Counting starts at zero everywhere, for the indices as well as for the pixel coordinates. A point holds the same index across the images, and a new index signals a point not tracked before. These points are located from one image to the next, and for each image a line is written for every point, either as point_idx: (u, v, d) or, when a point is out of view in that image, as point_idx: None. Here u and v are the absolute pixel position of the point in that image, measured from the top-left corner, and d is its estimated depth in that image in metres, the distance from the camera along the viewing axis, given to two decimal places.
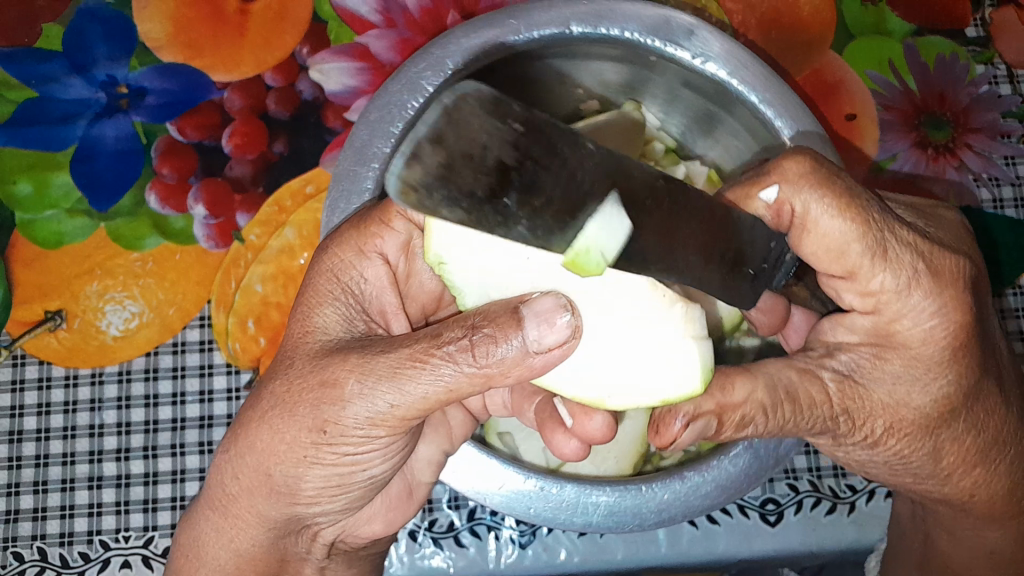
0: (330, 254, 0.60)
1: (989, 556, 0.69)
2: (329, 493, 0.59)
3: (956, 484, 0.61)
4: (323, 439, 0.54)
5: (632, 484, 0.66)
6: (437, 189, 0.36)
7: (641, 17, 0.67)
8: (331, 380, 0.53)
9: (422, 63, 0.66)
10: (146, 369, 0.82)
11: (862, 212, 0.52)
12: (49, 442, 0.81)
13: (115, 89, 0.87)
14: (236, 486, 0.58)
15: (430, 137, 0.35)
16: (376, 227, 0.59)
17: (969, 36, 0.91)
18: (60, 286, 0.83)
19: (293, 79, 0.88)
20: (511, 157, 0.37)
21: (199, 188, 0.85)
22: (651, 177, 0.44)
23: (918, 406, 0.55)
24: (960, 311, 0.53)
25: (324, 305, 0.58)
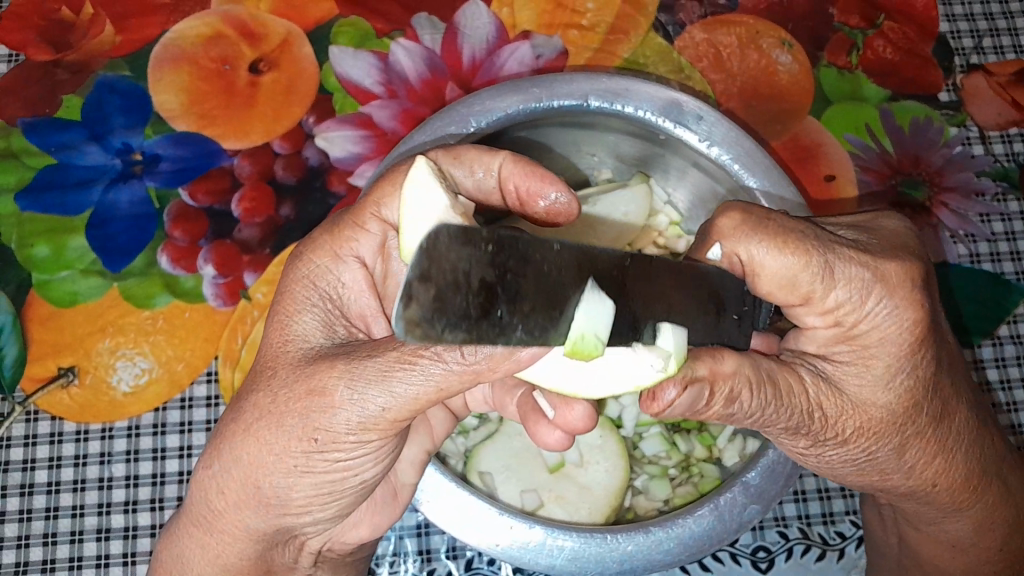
0: (305, 264, 0.64)
1: (954, 547, 0.74)
2: (320, 501, 0.62)
3: (918, 475, 0.66)
4: (314, 447, 0.57)
5: (602, 534, 0.69)
6: (438, 318, 0.38)
7: (655, 99, 0.75)
8: (319, 389, 0.56)
9: (448, 119, 0.73)
10: (154, 424, 0.85)
11: (801, 244, 0.56)
12: (60, 495, 0.83)
13: (130, 156, 0.92)
14: (222, 501, 0.62)
15: (418, 277, 0.38)
16: (352, 232, 0.64)
17: (942, 100, 0.95)
18: (73, 343, 0.86)
19: (299, 146, 0.92)
20: (491, 275, 0.40)
21: (209, 250, 0.89)
22: (612, 262, 0.46)
23: (884, 404, 0.60)
24: (913, 309, 0.58)
25: (302, 313, 0.62)
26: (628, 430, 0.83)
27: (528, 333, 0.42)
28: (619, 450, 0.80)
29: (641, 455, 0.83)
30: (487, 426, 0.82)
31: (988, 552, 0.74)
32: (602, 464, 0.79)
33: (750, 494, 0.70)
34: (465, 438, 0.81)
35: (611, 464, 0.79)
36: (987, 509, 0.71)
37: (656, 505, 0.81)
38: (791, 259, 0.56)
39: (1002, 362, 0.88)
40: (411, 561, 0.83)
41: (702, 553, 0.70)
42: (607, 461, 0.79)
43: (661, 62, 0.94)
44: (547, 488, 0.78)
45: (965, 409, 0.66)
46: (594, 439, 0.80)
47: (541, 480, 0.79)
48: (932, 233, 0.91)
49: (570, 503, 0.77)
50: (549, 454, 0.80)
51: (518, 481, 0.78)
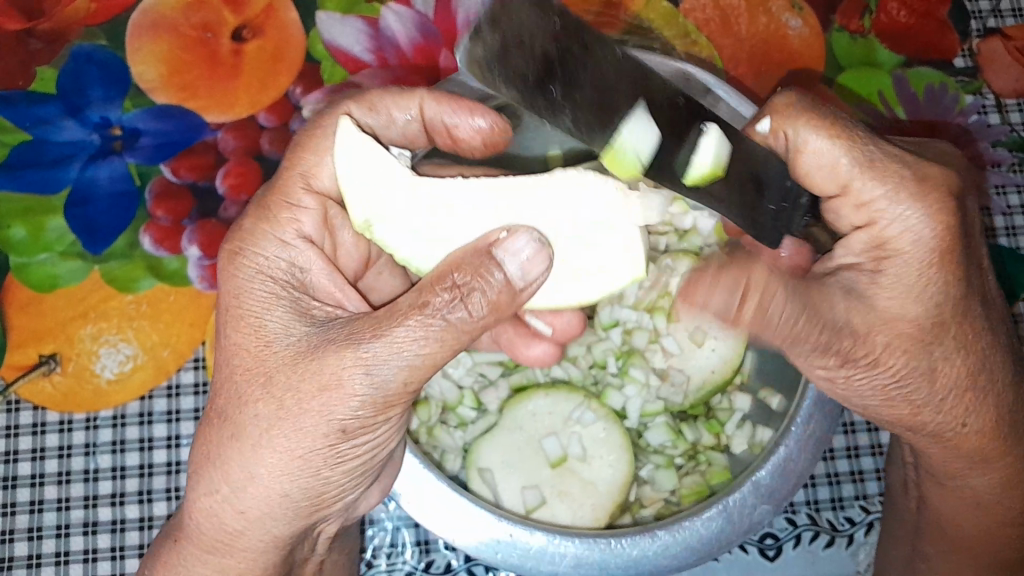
0: (247, 254, 0.61)
1: (977, 505, 0.69)
2: (343, 488, 0.60)
3: (949, 414, 0.61)
4: (341, 438, 0.55)
5: (609, 539, 0.70)
6: (496, 64, 0.46)
7: (661, 71, 0.70)
8: (332, 381, 0.54)
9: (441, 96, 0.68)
10: (140, 413, 0.82)
11: (847, 130, 0.57)
12: (44, 487, 0.80)
13: (109, 131, 0.87)
14: (242, 522, 0.58)
15: (486, 20, 0.45)
16: (288, 214, 0.62)
17: (958, 66, 0.91)
18: (53, 330, 0.83)
19: (287, 119, 0.88)
20: (552, 45, 0.46)
21: (194, 230, 0.85)
22: (675, 92, 0.52)
23: (914, 317, 0.57)
24: (944, 214, 0.56)
25: (269, 310, 0.58)
26: (632, 421, 0.80)
27: (575, 123, 0.48)
28: (624, 442, 0.78)
29: (645, 445, 0.81)
30: (485, 418, 0.80)
31: (1010, 513, 0.69)
32: (607, 458, 0.78)
33: (760, 494, 0.70)
34: (463, 431, 0.80)
35: (614, 460, 0.78)
36: (1017, 464, 0.66)
37: (662, 497, 0.78)
38: (824, 142, 0.57)
39: None
40: (409, 552, 0.81)
41: (712, 555, 0.70)
42: (610, 454, 0.78)
43: (665, 27, 0.90)
44: (550, 483, 0.77)
45: (1002, 350, 0.61)
46: (598, 431, 0.79)
47: (543, 476, 0.77)
48: None
49: (574, 499, 0.76)
50: (550, 449, 0.78)
51: (520, 477, 0.77)
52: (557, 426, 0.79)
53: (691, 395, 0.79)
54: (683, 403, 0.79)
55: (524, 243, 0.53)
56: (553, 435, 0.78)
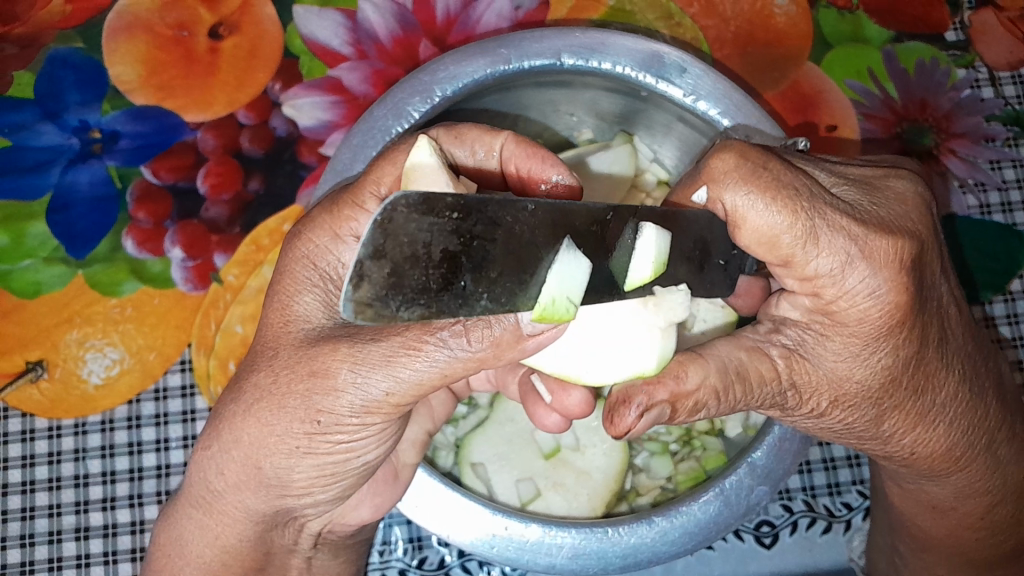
0: (303, 241, 0.58)
1: (932, 508, 0.70)
2: (322, 483, 0.58)
3: (898, 443, 0.61)
4: (316, 429, 0.53)
5: (603, 528, 0.66)
6: (392, 297, 0.36)
7: (634, 52, 0.69)
8: (321, 370, 0.52)
9: (410, 89, 0.67)
10: (128, 417, 0.82)
11: (791, 200, 0.50)
12: (35, 494, 0.80)
13: (88, 134, 0.86)
14: (221, 482, 0.58)
15: (370, 255, 0.36)
16: (351, 210, 0.57)
17: (949, 40, 0.89)
18: (39, 337, 0.83)
19: (266, 116, 0.87)
20: (455, 244, 0.38)
21: (176, 231, 0.84)
22: (591, 218, 0.43)
23: (860, 379, 0.54)
24: (897, 291, 0.51)
25: (302, 293, 0.56)
26: None
27: (493, 301, 0.40)
28: None
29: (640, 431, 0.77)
30: (478, 412, 0.79)
31: (968, 517, 0.69)
32: (600, 446, 0.76)
33: (757, 475, 0.67)
34: (455, 427, 0.77)
35: (609, 448, 0.76)
36: (972, 477, 0.66)
37: (659, 484, 0.77)
38: (777, 217, 0.49)
39: (1013, 318, 0.84)
40: (402, 549, 0.80)
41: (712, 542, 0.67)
42: (604, 441, 0.76)
43: (648, 8, 0.88)
44: (543, 476, 0.75)
45: (957, 376, 0.59)
46: (590, 420, 0.76)
47: (536, 467, 0.75)
48: (939, 183, 0.86)
49: (568, 489, 0.74)
50: (542, 440, 0.77)
51: (513, 470, 0.75)
52: None
53: None
54: None
55: None
56: None
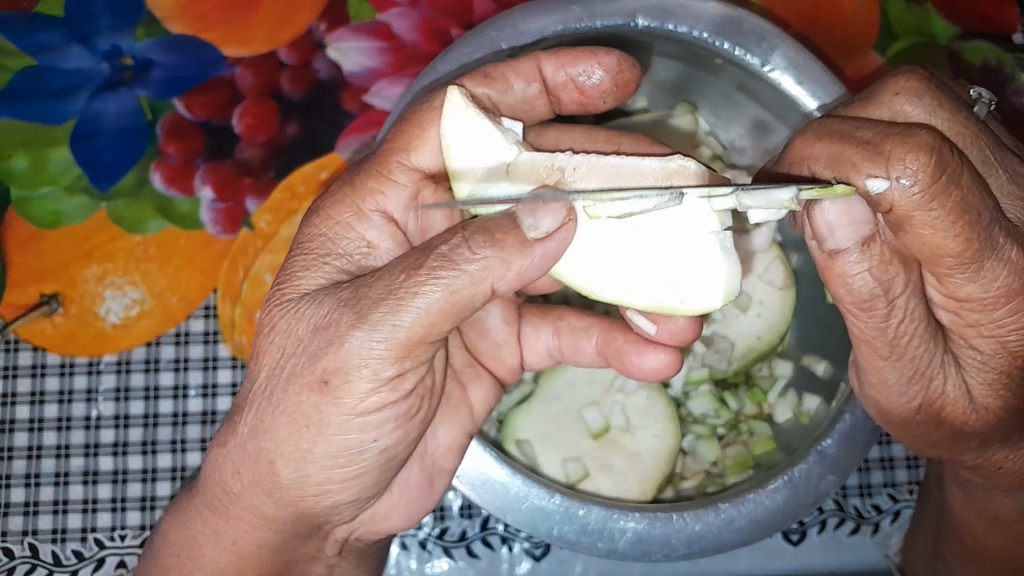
0: (323, 216, 0.57)
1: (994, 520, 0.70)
2: (340, 481, 0.54)
3: (988, 456, 0.61)
4: (324, 396, 0.51)
5: (669, 514, 0.65)
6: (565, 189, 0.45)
7: (711, 17, 0.63)
8: (325, 323, 0.50)
9: (473, 44, 0.63)
10: (146, 360, 0.78)
11: (938, 175, 0.45)
12: (43, 433, 0.77)
13: (120, 61, 0.82)
14: (238, 483, 0.55)
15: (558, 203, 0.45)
16: (376, 185, 0.58)
17: (1015, 42, 0.86)
18: (56, 269, 0.79)
19: (309, 57, 0.82)
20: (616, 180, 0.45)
21: (207, 170, 0.80)
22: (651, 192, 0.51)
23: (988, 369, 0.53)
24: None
25: (312, 267, 0.55)
26: (675, 388, 0.78)
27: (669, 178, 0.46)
28: (668, 413, 0.75)
29: (687, 415, 0.78)
30: (521, 389, 0.77)
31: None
32: (652, 429, 0.74)
33: (826, 465, 0.65)
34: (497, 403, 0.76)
35: (660, 430, 0.74)
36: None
37: (704, 468, 0.76)
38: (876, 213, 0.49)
39: None
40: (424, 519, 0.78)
41: (780, 529, 0.66)
42: (656, 424, 0.75)
43: None
44: (591, 456, 0.74)
45: None
46: (640, 400, 0.75)
47: (585, 447, 0.74)
48: None
49: (619, 473, 0.73)
50: (591, 420, 0.75)
51: (560, 450, 0.73)
52: (597, 395, 0.76)
53: (735, 361, 0.76)
54: (727, 372, 0.77)
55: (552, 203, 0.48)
56: (594, 405, 0.76)
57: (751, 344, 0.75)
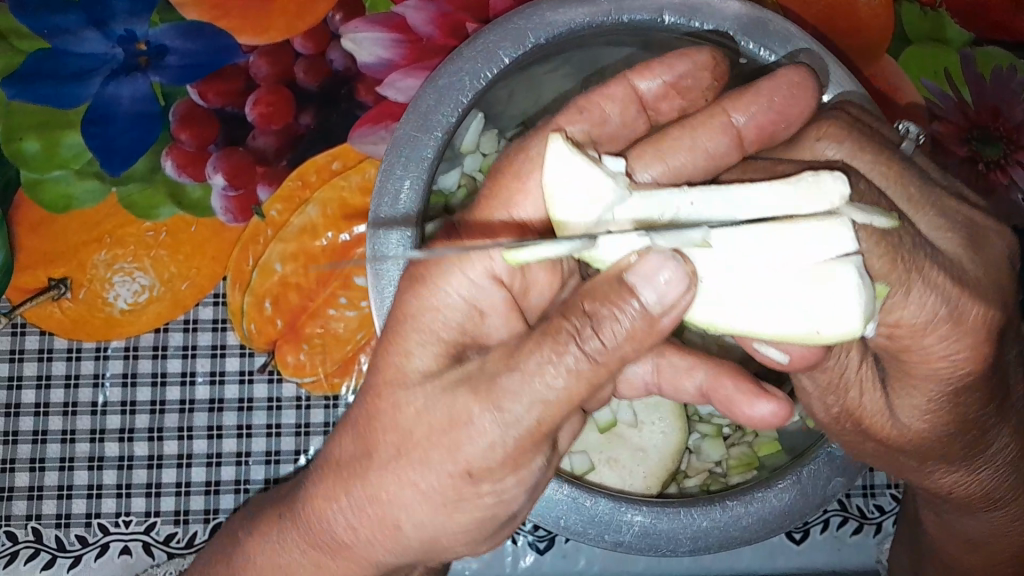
0: (413, 277, 0.52)
1: (965, 542, 0.67)
2: (468, 540, 0.54)
3: (935, 480, 0.60)
4: (465, 482, 0.49)
5: (677, 509, 0.64)
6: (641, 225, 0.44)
7: (737, 16, 0.62)
8: (457, 411, 0.47)
9: (500, 32, 0.62)
10: (154, 346, 0.78)
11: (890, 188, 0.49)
12: (48, 417, 0.77)
13: (134, 46, 0.81)
14: (355, 537, 0.52)
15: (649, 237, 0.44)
16: (485, 247, 0.52)
17: None
18: (66, 253, 0.79)
19: (324, 48, 0.81)
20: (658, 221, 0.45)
21: (219, 158, 0.80)
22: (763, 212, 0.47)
23: (924, 400, 0.53)
24: (970, 327, 0.50)
25: (414, 339, 0.50)
26: None
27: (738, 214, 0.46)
28: (675, 412, 0.75)
29: (693, 414, 0.78)
30: None
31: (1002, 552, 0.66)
32: (658, 425, 0.75)
33: (835, 467, 0.65)
34: None
35: (667, 426, 0.75)
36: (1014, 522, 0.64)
37: (709, 467, 0.76)
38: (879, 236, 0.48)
39: None
40: None
41: (784, 529, 0.66)
42: (663, 420, 0.75)
43: None
44: (599, 450, 0.73)
45: (1010, 429, 0.58)
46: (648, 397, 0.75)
47: (593, 441, 0.74)
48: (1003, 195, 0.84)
49: (624, 467, 0.72)
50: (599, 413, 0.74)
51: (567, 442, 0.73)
52: None
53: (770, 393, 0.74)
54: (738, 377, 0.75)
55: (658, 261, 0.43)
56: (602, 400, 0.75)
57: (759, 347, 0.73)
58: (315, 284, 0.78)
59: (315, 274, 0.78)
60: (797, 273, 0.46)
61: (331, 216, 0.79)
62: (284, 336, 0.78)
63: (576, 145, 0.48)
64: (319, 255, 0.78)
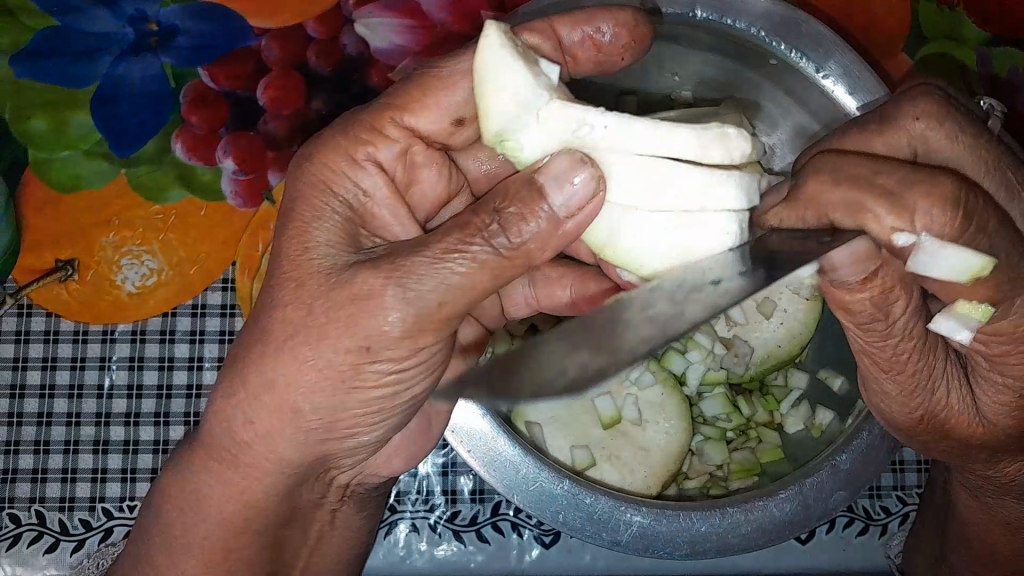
0: (319, 165, 0.54)
1: (1006, 528, 0.67)
2: (367, 424, 0.54)
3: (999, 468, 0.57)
4: (362, 358, 0.49)
5: (676, 511, 0.65)
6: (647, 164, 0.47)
7: (769, 14, 0.61)
8: (363, 291, 0.48)
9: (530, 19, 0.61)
10: (162, 330, 0.78)
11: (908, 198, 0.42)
12: (54, 400, 0.77)
13: (144, 26, 0.80)
14: (250, 434, 0.52)
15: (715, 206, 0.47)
16: (369, 136, 0.55)
17: None
18: (73, 234, 0.78)
19: (336, 32, 0.80)
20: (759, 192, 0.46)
21: (229, 141, 0.79)
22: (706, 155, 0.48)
23: (996, 402, 0.50)
24: None
25: (322, 220, 0.52)
26: (691, 387, 0.77)
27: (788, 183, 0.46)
28: (682, 411, 0.74)
29: (699, 415, 0.78)
30: None
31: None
32: (663, 424, 0.74)
33: (839, 479, 0.65)
34: None
35: (672, 427, 0.74)
36: None
37: (709, 470, 0.77)
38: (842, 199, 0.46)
39: None
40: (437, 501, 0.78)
41: (788, 539, 0.65)
42: (668, 420, 0.74)
43: None
44: (601, 446, 0.74)
45: None
46: (654, 395, 0.75)
47: (594, 436, 0.74)
48: None
49: (627, 466, 0.73)
50: (602, 407, 0.75)
51: (569, 435, 0.73)
52: (612, 386, 0.75)
53: (753, 366, 0.75)
54: (744, 376, 0.75)
55: (566, 166, 0.46)
56: (607, 394, 0.75)
57: (771, 352, 0.75)
58: None
59: None
60: (676, 188, 0.48)
61: None
62: None
63: (511, 40, 0.49)
64: None
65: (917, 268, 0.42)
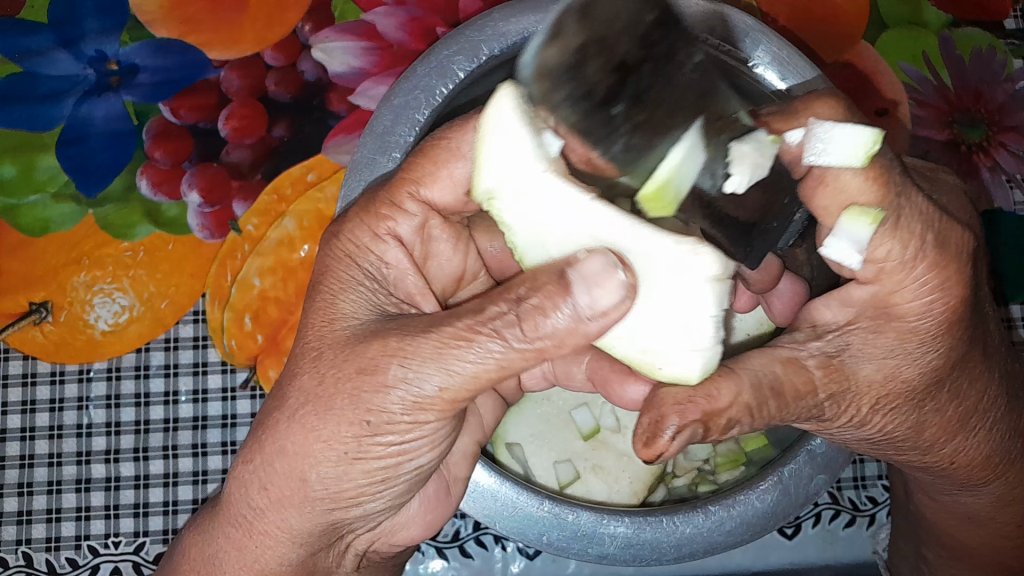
0: (342, 238, 0.55)
1: (960, 514, 0.68)
2: (372, 491, 0.52)
3: (935, 453, 0.58)
4: (366, 431, 0.48)
5: (658, 518, 0.63)
6: (561, 84, 0.44)
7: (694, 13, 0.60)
8: (370, 367, 0.48)
9: (455, 45, 0.60)
10: (136, 366, 0.79)
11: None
12: (35, 442, 0.78)
13: (105, 66, 0.81)
14: (264, 499, 0.52)
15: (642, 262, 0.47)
16: (388, 209, 0.55)
17: (1008, 29, 0.85)
18: (44, 277, 0.79)
19: (294, 58, 0.81)
20: (635, 53, 0.44)
21: (194, 174, 0.79)
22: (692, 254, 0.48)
23: (908, 379, 0.51)
24: (961, 285, 0.49)
25: (346, 291, 0.53)
26: None
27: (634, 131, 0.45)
28: None
29: None
30: None
31: (1005, 527, 0.68)
32: None
33: (817, 465, 0.64)
34: None
35: None
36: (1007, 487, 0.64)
37: (696, 466, 0.74)
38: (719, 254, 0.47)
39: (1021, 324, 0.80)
40: None
41: (773, 528, 0.64)
42: None
43: None
44: (583, 457, 0.73)
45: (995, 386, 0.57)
46: None
47: (576, 448, 0.74)
48: (987, 177, 0.82)
49: (609, 474, 0.72)
50: (580, 421, 0.75)
51: (551, 451, 0.73)
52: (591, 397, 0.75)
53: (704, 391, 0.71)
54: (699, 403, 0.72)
55: (600, 268, 0.45)
56: (584, 406, 0.75)
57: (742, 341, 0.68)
58: (293, 297, 0.78)
59: (292, 287, 0.78)
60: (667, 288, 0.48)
61: (308, 228, 0.79)
62: (265, 351, 0.78)
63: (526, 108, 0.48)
64: (297, 267, 0.78)
65: (812, 159, 0.50)
